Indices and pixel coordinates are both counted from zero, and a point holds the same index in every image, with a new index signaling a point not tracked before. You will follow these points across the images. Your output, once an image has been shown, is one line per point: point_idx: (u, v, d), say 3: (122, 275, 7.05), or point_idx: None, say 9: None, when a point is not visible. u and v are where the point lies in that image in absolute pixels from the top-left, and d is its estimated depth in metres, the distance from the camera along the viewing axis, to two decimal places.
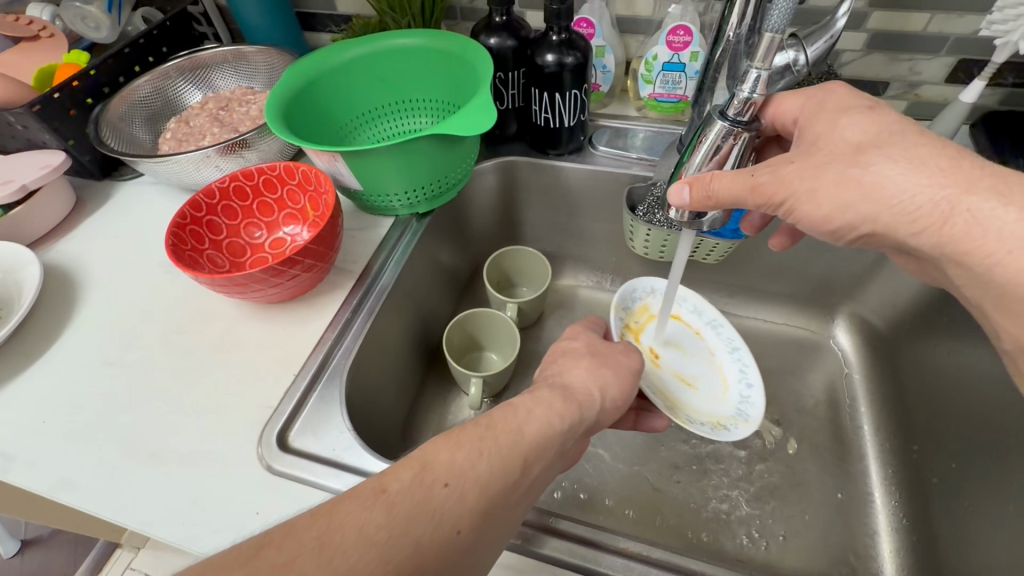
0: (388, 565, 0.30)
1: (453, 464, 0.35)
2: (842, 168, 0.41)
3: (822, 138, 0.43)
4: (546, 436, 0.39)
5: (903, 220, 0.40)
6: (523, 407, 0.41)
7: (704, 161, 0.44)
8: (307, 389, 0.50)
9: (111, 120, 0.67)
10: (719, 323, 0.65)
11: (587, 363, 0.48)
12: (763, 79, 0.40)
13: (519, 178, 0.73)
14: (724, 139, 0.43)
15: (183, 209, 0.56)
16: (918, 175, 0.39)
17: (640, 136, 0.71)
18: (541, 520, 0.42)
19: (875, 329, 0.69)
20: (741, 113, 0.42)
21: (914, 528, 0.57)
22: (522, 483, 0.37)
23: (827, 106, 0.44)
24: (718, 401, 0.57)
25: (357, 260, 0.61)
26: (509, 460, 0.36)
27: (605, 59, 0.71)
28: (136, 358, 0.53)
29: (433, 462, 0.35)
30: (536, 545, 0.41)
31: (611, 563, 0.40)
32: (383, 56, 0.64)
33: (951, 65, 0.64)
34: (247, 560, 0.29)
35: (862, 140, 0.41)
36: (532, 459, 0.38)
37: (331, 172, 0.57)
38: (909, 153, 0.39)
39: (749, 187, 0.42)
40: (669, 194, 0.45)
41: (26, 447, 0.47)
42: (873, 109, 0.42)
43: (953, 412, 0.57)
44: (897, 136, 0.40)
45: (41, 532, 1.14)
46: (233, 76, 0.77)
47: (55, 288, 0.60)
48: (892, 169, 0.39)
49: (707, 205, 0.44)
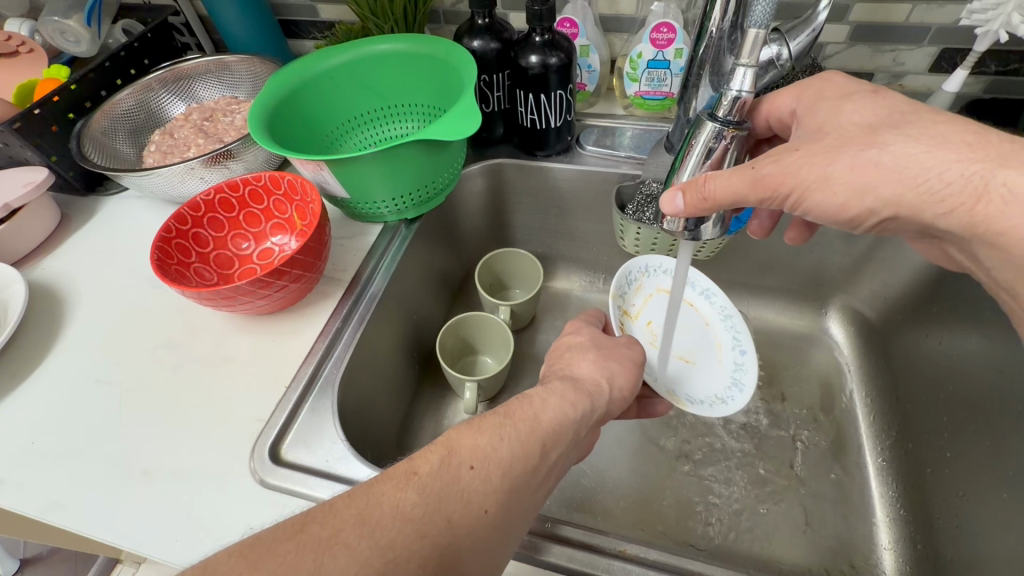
0: (426, 538, 0.30)
1: (480, 446, 0.35)
2: (857, 151, 0.40)
3: (828, 124, 0.43)
4: (561, 423, 0.39)
5: (931, 202, 0.40)
6: (537, 395, 0.41)
7: (697, 165, 0.43)
8: (299, 401, 0.50)
9: (94, 135, 0.66)
10: (711, 291, 0.63)
11: (593, 354, 0.48)
12: (750, 75, 0.40)
13: (507, 181, 0.72)
14: (716, 140, 0.42)
15: (168, 222, 0.55)
16: (944, 151, 0.39)
17: (627, 135, 0.71)
18: (542, 526, 0.42)
19: (867, 319, 0.70)
20: (731, 114, 0.42)
21: (912, 518, 0.57)
22: (543, 468, 0.37)
23: (826, 94, 0.45)
24: (715, 372, 0.58)
25: (346, 269, 0.60)
26: (530, 444, 0.36)
27: (589, 58, 0.71)
28: (125, 375, 0.53)
29: (459, 444, 0.35)
30: (539, 553, 0.41)
31: (616, 568, 0.40)
32: (366, 62, 0.64)
33: (934, 55, 0.64)
34: (295, 534, 0.29)
35: (873, 122, 0.41)
36: (550, 444, 0.37)
37: (317, 180, 0.57)
38: (928, 130, 0.40)
39: (750, 181, 0.41)
40: (661, 201, 0.44)
41: (15, 468, 0.47)
42: (877, 93, 0.43)
43: (946, 399, 0.57)
44: (910, 115, 0.41)
45: (41, 549, 1.13)
46: (216, 86, 0.76)
47: (41, 306, 0.60)
48: (913, 147, 0.39)
49: (702, 208, 0.42)
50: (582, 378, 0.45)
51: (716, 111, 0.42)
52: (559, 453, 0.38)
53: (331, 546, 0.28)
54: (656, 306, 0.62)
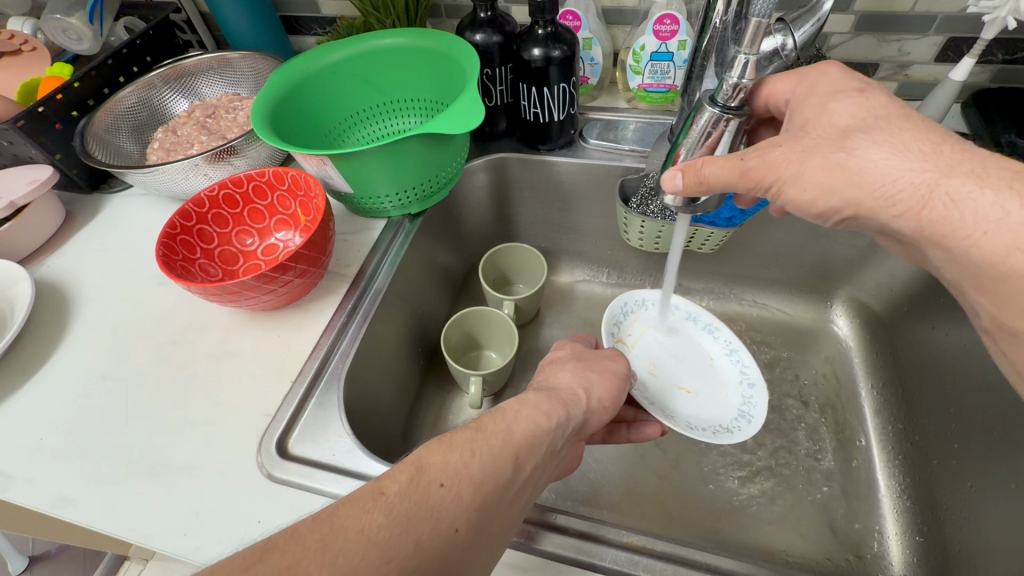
0: (391, 564, 0.29)
1: (447, 461, 0.35)
2: (827, 154, 0.40)
3: (810, 122, 0.42)
4: (535, 434, 0.39)
5: (885, 205, 0.40)
6: (511, 407, 0.41)
7: (695, 147, 0.44)
8: (305, 396, 0.50)
9: (97, 133, 0.66)
10: (715, 327, 0.65)
11: (574, 365, 0.49)
12: (751, 64, 0.39)
13: (510, 175, 0.72)
14: (714, 125, 0.43)
15: (173, 218, 0.55)
16: (900, 160, 0.39)
17: (631, 128, 0.71)
18: (542, 516, 0.42)
19: (873, 311, 0.69)
20: (730, 100, 0.42)
21: (918, 509, 0.57)
22: (516, 482, 0.37)
23: (818, 89, 0.44)
24: (720, 402, 0.58)
25: (350, 264, 0.60)
26: (501, 458, 0.36)
27: (592, 51, 0.70)
28: (131, 372, 0.53)
29: (426, 460, 0.35)
30: (537, 542, 0.41)
31: (622, 559, 0.40)
32: (368, 57, 0.64)
33: (940, 44, 0.63)
34: (253, 565, 0.28)
35: (849, 124, 0.40)
36: (524, 456, 0.37)
37: (320, 176, 0.57)
38: (892, 137, 0.39)
39: (738, 172, 0.42)
40: (662, 180, 0.45)
41: (24, 463, 0.47)
42: (863, 92, 0.42)
43: (952, 390, 0.57)
44: (883, 121, 0.40)
45: (49, 547, 1.14)
46: (219, 83, 0.76)
47: (48, 302, 0.60)
48: (876, 153, 0.39)
49: (699, 191, 0.44)
50: (557, 387, 0.45)
51: (717, 94, 0.43)
52: (534, 466, 0.38)
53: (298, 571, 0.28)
54: (658, 342, 0.64)
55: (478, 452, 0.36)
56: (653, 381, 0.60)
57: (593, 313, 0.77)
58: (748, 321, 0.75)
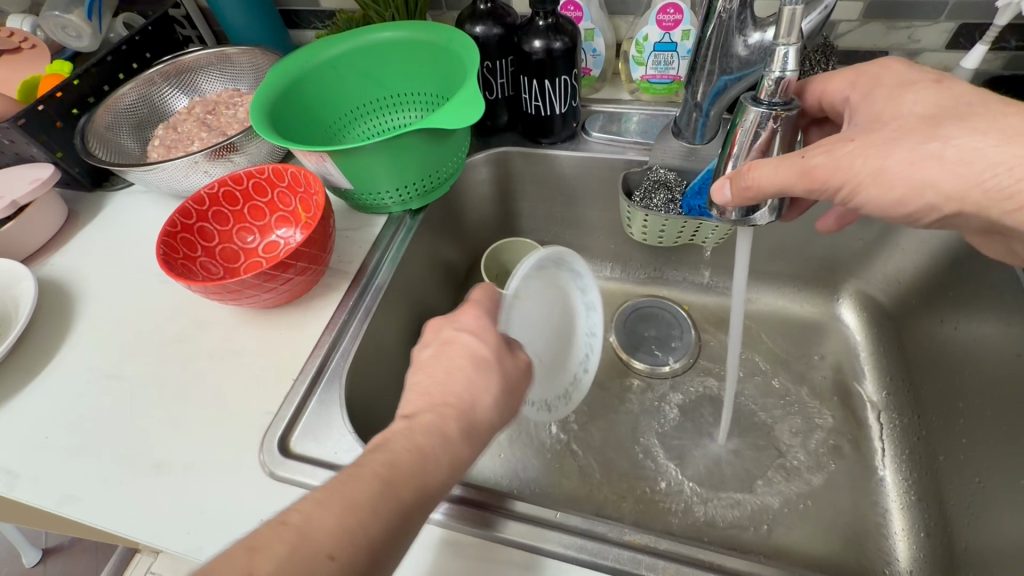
0: None
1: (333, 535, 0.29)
2: (917, 143, 0.40)
3: (885, 114, 0.43)
4: (442, 485, 0.34)
5: (999, 198, 0.39)
6: (390, 449, 0.34)
7: (746, 151, 0.43)
8: (307, 394, 0.50)
9: (98, 131, 0.66)
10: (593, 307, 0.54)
11: (472, 372, 0.39)
12: (792, 54, 0.39)
13: (513, 169, 0.72)
14: (763, 123, 0.41)
15: (173, 217, 0.55)
16: (1013, 148, 0.38)
17: (634, 120, 0.69)
18: (490, 501, 0.43)
19: (881, 305, 0.68)
20: (776, 95, 0.41)
21: (927, 504, 0.56)
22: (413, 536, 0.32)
23: (884, 81, 0.44)
24: (554, 378, 0.52)
25: (351, 260, 0.60)
26: (399, 519, 0.31)
27: (594, 42, 0.69)
28: (134, 369, 0.53)
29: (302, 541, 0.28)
30: (487, 525, 0.42)
31: (563, 541, 0.41)
32: (366, 51, 0.63)
33: (951, 31, 0.62)
34: None
35: (933, 113, 0.41)
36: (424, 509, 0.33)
37: (319, 172, 0.56)
38: (996, 123, 0.39)
39: (799, 171, 0.41)
40: (711, 192, 0.45)
41: (29, 462, 0.47)
42: (940, 82, 0.42)
43: (961, 386, 0.56)
44: (975, 108, 0.40)
45: (62, 540, 1.16)
46: (219, 79, 0.76)
47: (53, 300, 0.60)
48: (979, 142, 0.39)
49: (751, 197, 0.42)
50: (442, 404, 0.38)
51: (760, 93, 0.42)
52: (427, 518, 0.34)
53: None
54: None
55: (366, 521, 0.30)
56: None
57: None
58: (754, 315, 0.74)
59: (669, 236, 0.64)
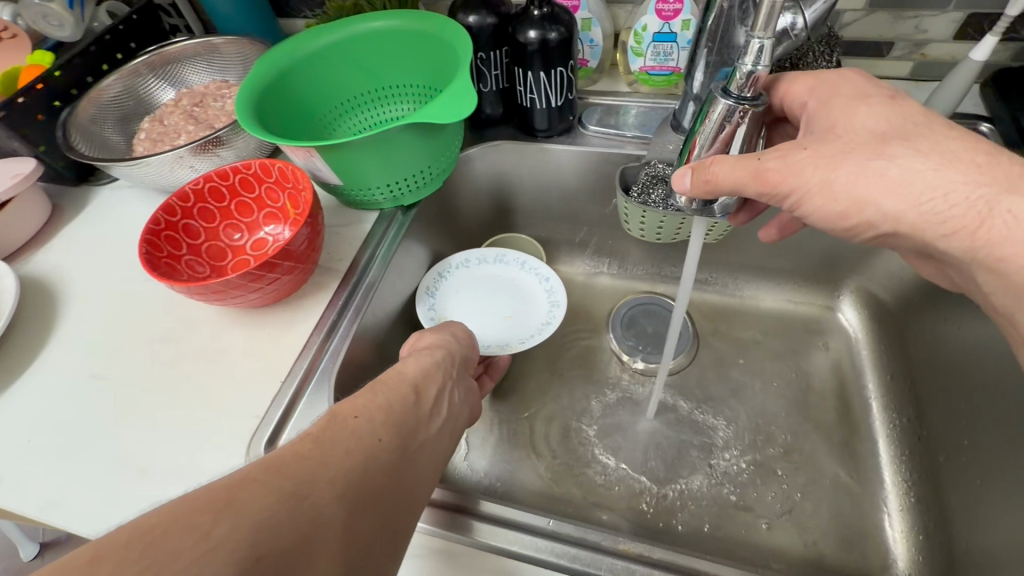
0: (337, 471, 0.33)
1: (372, 414, 0.38)
2: (865, 158, 0.39)
3: (841, 125, 0.42)
4: (424, 369, 0.46)
5: (932, 222, 0.39)
6: (401, 371, 0.45)
7: (707, 142, 0.43)
8: (294, 397, 0.49)
9: (82, 124, 0.64)
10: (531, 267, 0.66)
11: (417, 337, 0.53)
12: (766, 49, 0.37)
13: (507, 164, 0.70)
14: (729, 117, 0.41)
15: (157, 214, 0.54)
16: (951, 172, 0.38)
17: (632, 113, 0.68)
18: (465, 505, 0.43)
19: (882, 303, 0.67)
20: (745, 89, 0.40)
21: (925, 507, 0.55)
22: (422, 402, 0.42)
23: (842, 91, 0.43)
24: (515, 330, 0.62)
25: (342, 258, 0.59)
26: (401, 392, 0.42)
27: (592, 33, 0.67)
28: (119, 370, 0.52)
29: (353, 414, 0.38)
30: (462, 531, 0.41)
31: (526, 542, 0.41)
32: (357, 41, 0.61)
33: (959, 21, 0.60)
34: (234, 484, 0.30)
35: (884, 131, 0.40)
36: (420, 386, 0.44)
37: (308, 168, 0.55)
38: (939, 146, 0.38)
39: (753, 172, 0.41)
40: (672, 180, 0.45)
41: (11, 466, 0.46)
42: (895, 99, 0.41)
43: (963, 386, 0.55)
44: (923, 128, 0.39)
45: (60, 534, 1.15)
46: (206, 70, 0.74)
47: (34, 299, 0.59)
48: (921, 163, 0.38)
49: (708, 191, 0.43)
50: (432, 347, 0.50)
51: (729, 86, 0.41)
52: (442, 424, 0.43)
53: (302, 500, 0.30)
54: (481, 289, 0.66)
55: (388, 408, 0.40)
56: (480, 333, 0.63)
57: (592, 304, 0.75)
58: (753, 313, 0.72)
59: (648, 235, 0.64)
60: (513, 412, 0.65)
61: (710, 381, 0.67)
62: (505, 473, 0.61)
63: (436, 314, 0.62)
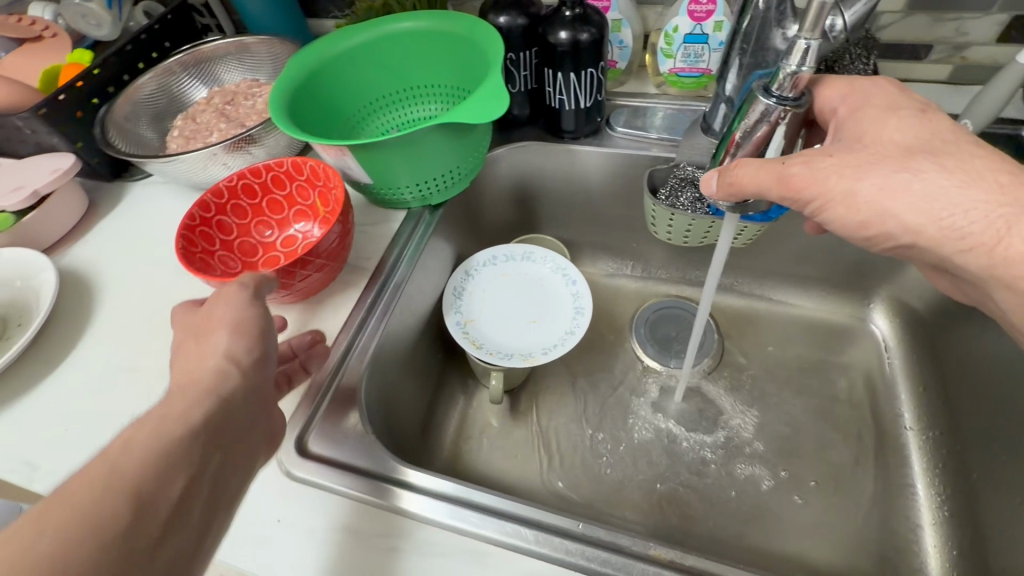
0: None
1: (100, 505, 0.29)
2: (889, 171, 0.39)
3: (868, 135, 0.41)
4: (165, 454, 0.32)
5: (951, 237, 0.38)
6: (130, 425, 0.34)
7: (744, 143, 0.43)
8: (324, 393, 0.49)
9: (118, 121, 0.66)
10: (564, 270, 0.66)
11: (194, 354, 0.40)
12: (812, 50, 0.36)
13: (534, 165, 0.70)
14: (768, 118, 0.40)
15: (192, 210, 0.55)
16: (972, 190, 0.37)
17: (660, 115, 0.67)
18: (502, 505, 0.42)
19: (914, 312, 0.65)
20: (786, 90, 0.39)
21: (960, 524, 0.54)
22: (157, 502, 0.31)
23: (874, 100, 0.42)
24: (544, 335, 0.62)
25: (370, 257, 0.59)
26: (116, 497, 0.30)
27: (621, 34, 0.67)
28: (150, 364, 0.53)
29: (48, 517, 0.28)
30: (509, 535, 0.41)
31: (556, 544, 0.40)
32: (388, 41, 0.61)
33: (1003, 24, 0.59)
34: None
35: (913, 144, 0.39)
36: (155, 477, 0.31)
37: (339, 166, 0.55)
38: (963, 163, 0.38)
39: (776, 178, 0.41)
40: (699, 183, 0.45)
41: (50, 455, 0.48)
42: (924, 112, 0.41)
43: (1001, 400, 0.53)
44: (951, 145, 0.39)
45: None
46: (237, 69, 0.75)
47: (70, 291, 0.60)
48: (945, 179, 0.38)
49: (731, 194, 0.43)
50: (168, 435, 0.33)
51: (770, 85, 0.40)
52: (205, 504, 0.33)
53: None
54: (505, 290, 0.65)
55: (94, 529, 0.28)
56: (506, 338, 0.62)
57: (615, 307, 0.75)
58: (780, 319, 0.71)
59: (676, 239, 0.63)
60: (534, 413, 0.65)
61: (734, 388, 0.66)
62: (525, 474, 0.61)
63: (463, 317, 0.63)
